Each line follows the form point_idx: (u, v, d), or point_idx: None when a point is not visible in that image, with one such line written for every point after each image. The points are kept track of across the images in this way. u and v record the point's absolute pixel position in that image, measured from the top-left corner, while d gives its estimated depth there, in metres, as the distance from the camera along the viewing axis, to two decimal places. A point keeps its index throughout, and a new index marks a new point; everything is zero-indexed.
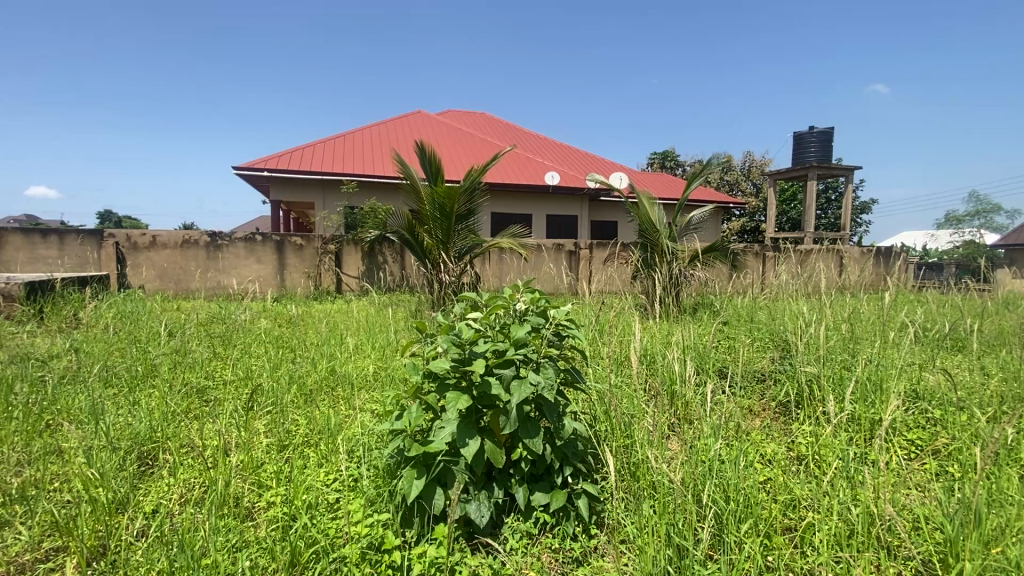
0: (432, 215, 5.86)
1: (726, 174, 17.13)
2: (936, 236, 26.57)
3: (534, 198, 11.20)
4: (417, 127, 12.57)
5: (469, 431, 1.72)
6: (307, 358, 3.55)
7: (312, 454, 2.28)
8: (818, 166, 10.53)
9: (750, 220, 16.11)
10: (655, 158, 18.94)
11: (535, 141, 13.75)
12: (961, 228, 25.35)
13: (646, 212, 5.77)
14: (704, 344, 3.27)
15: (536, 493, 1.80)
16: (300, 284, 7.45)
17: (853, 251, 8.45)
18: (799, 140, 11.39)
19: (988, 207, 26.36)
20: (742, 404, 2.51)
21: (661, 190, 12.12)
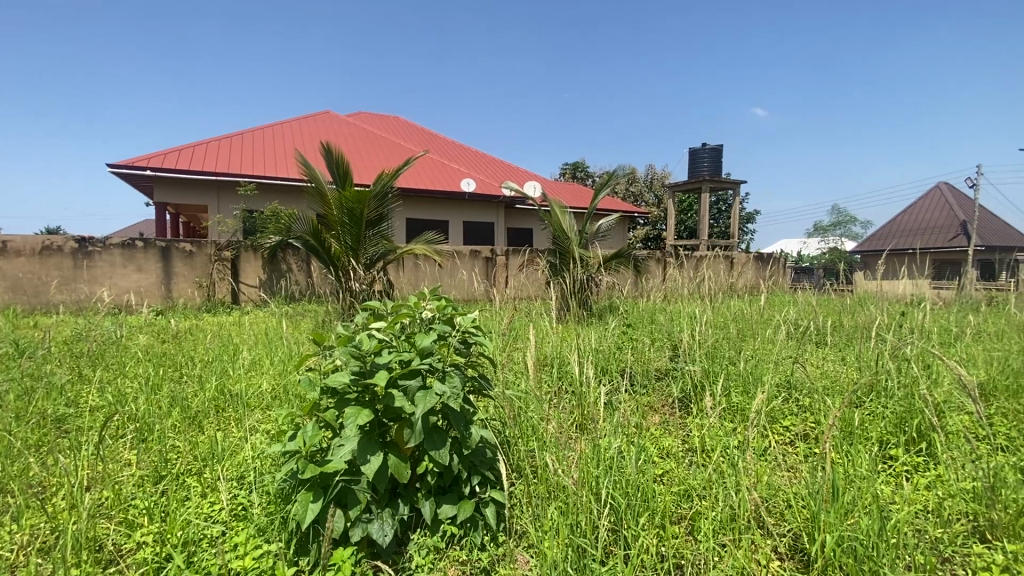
0: (340, 220, 5.61)
1: (631, 186, 18.26)
2: (806, 244, 30.22)
3: (449, 204, 11.13)
4: (325, 127, 12.00)
5: (371, 447, 1.65)
6: (194, 377, 3.23)
7: (194, 484, 2.06)
8: (710, 179, 11.51)
9: (653, 229, 17.27)
10: (568, 169, 19.79)
11: (449, 147, 13.69)
12: (828, 238, 29.00)
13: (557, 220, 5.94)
14: (609, 346, 3.43)
15: (443, 506, 1.77)
16: (189, 295, 6.77)
17: (741, 257, 9.32)
18: (694, 155, 12.39)
19: (846, 219, 30.35)
20: (642, 403, 2.64)
21: (572, 199, 12.59)
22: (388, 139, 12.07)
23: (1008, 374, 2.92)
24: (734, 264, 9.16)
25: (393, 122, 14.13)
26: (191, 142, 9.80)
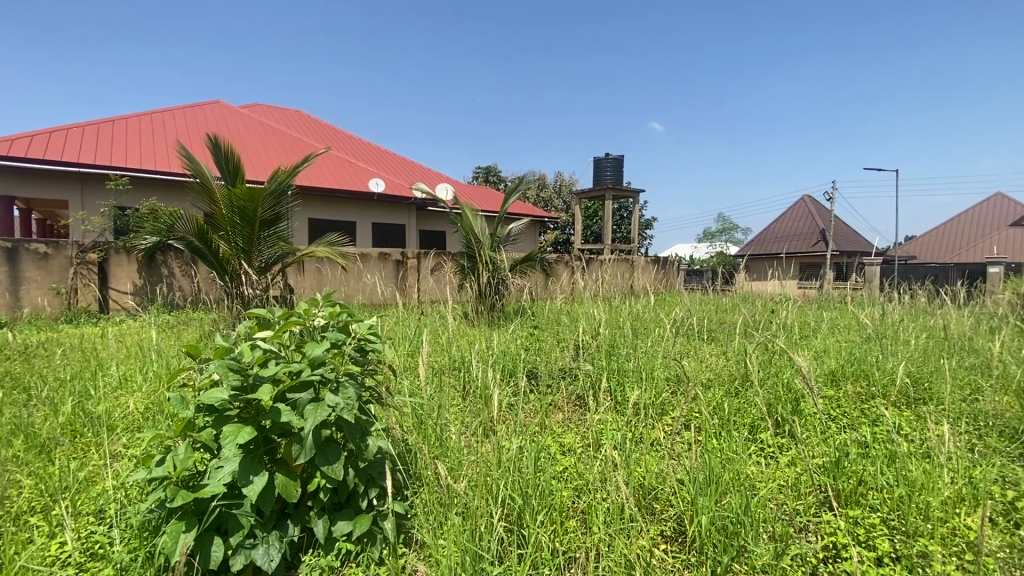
0: (229, 219, 5.16)
1: (540, 192, 18.79)
2: (697, 249, 33.06)
3: (356, 205, 10.70)
4: (214, 118, 11.00)
5: (254, 467, 1.53)
6: (44, 398, 2.79)
7: (37, 524, 1.78)
8: (613, 187, 12.16)
9: (562, 233, 17.91)
10: (479, 173, 19.94)
11: (356, 146, 13.17)
12: (715, 244, 31.94)
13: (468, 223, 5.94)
14: (515, 348, 3.48)
15: (338, 523, 1.68)
16: (42, 303, 5.85)
17: (640, 261, 9.94)
18: (598, 164, 13.02)
19: (730, 226, 33.59)
20: (545, 402, 2.71)
21: (483, 202, 12.67)
22: (287, 134, 11.33)
23: (853, 361, 3.38)
24: (635, 267, 9.75)
25: (293, 116, 13.31)
26: (45, 128, 8.51)
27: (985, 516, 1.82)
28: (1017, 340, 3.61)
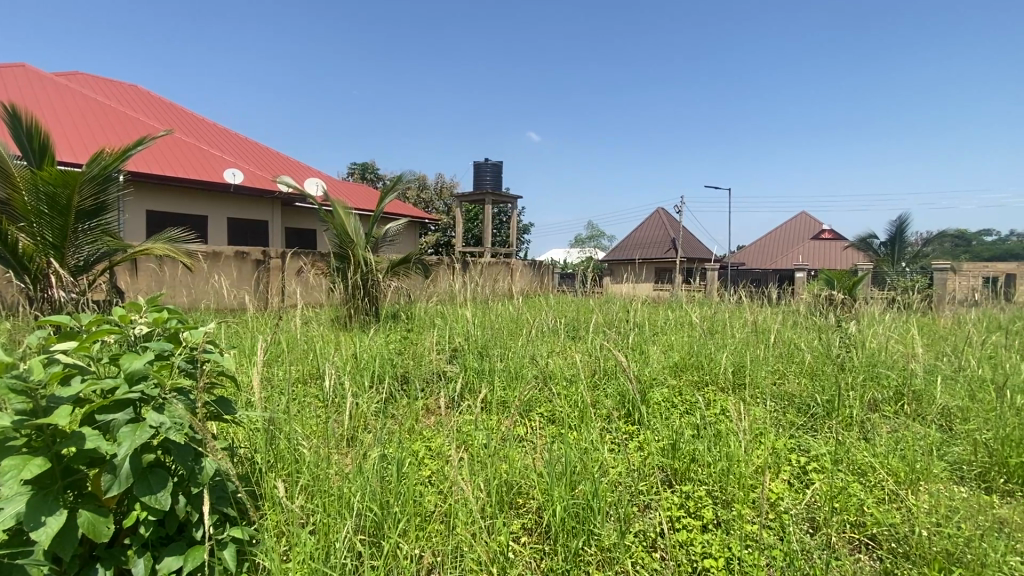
0: (33, 208, 4.28)
1: (420, 192, 18.52)
2: (569, 254, 35.20)
3: (208, 197, 9.55)
4: (16, 84, 9.06)
5: (48, 506, 1.28)
6: None
7: None
8: (492, 193, 12.39)
9: (442, 235, 17.82)
10: (355, 169, 19.08)
11: (209, 131, 11.77)
12: (586, 249, 34.27)
13: (340, 222, 5.62)
14: (386, 350, 3.37)
15: (164, 559, 1.46)
16: None
17: (518, 264, 10.25)
18: (478, 168, 13.17)
19: (598, 232, 36.28)
20: (414, 406, 2.66)
21: (358, 201, 12.11)
22: (119, 110, 9.72)
23: (693, 355, 3.84)
24: (512, 270, 10.02)
25: (128, 91, 11.49)
26: None
27: (783, 479, 2.18)
28: (812, 333, 4.40)
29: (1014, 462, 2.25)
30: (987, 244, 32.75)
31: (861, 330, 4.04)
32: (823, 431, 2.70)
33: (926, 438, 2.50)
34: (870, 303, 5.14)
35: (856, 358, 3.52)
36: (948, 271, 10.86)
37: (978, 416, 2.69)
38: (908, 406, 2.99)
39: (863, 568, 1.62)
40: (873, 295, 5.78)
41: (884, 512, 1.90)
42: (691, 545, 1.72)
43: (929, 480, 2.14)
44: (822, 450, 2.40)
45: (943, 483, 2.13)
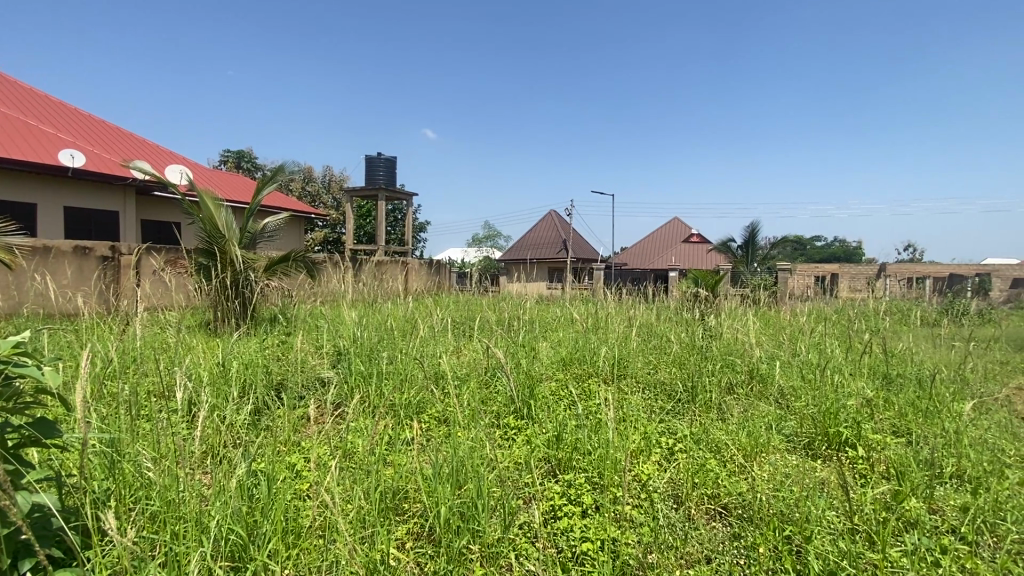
0: None
1: (306, 185, 17.37)
2: (466, 253, 35.36)
3: (37, 182, 8.06)
4: None
5: None
6: None
7: None
8: (385, 188, 11.96)
9: (331, 232, 16.86)
10: (229, 157, 17.35)
11: (39, 103, 9.94)
12: (482, 248, 34.63)
13: (209, 215, 5.06)
14: (262, 356, 3.10)
15: None
16: None
17: (413, 262, 10.02)
18: (370, 162, 12.66)
19: (494, 232, 36.78)
20: (292, 414, 2.48)
21: (232, 192, 11.00)
22: None
23: (578, 349, 4.05)
24: (407, 269, 9.76)
25: None
26: None
27: (653, 460, 2.38)
28: (681, 326, 4.87)
29: (832, 431, 2.67)
30: (818, 248, 38.82)
31: (721, 323, 4.55)
32: (688, 414, 3.00)
33: (768, 415, 2.89)
34: (728, 298, 5.80)
35: (716, 348, 3.96)
36: (788, 271, 12.67)
37: (806, 393, 3.17)
38: (756, 388, 3.43)
39: (717, 534, 1.81)
40: (731, 292, 6.54)
41: (733, 482, 2.15)
42: (570, 532, 1.80)
43: (769, 452, 2.47)
44: (687, 433, 2.66)
45: (779, 453, 2.48)
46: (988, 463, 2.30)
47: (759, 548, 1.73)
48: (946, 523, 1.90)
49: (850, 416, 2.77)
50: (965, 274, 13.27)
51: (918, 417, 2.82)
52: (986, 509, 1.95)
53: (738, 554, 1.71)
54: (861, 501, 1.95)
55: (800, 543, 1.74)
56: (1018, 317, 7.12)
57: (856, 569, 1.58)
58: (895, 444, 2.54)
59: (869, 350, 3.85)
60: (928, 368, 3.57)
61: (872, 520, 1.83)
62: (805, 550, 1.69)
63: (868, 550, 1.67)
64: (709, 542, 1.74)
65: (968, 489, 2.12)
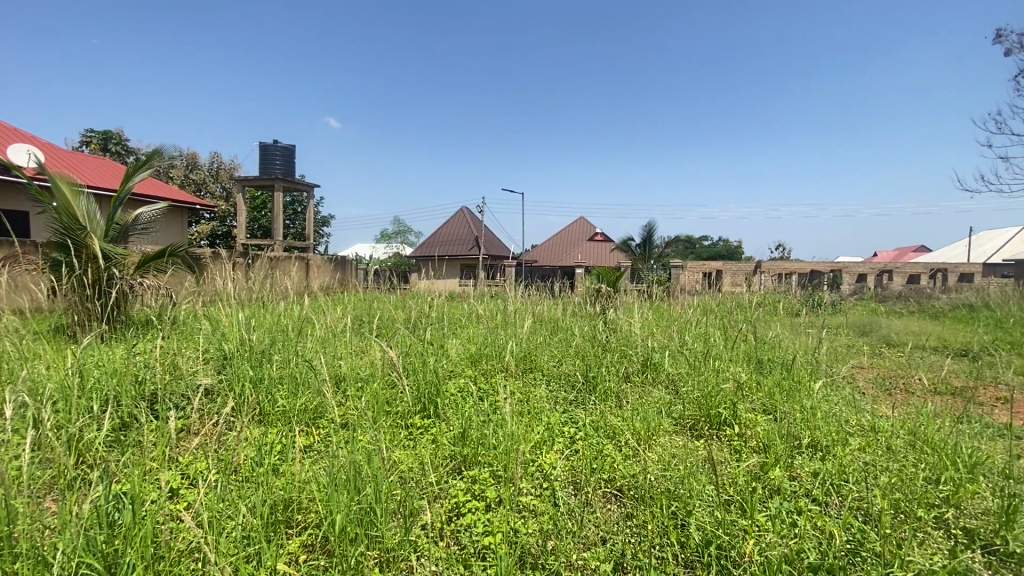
0: None
1: (190, 173, 15.70)
2: (374, 249, 34.13)
3: None
4: None
5: None
6: None
7: None
8: (283, 178, 11.14)
9: (220, 225, 15.40)
10: (93, 137, 15.19)
11: None
12: (391, 244, 33.62)
13: (63, 204, 4.38)
14: (132, 364, 2.75)
15: None
16: None
17: (315, 259, 9.45)
18: (264, 150, 11.73)
19: (404, 227, 35.87)
20: (167, 428, 2.22)
21: (96, 178, 9.64)
22: None
23: (486, 345, 4.07)
24: (308, 266, 9.18)
25: None
26: None
27: (556, 450, 2.45)
28: (585, 320, 5.07)
29: (714, 412, 2.94)
30: (706, 247, 42.56)
31: (620, 317, 4.81)
32: (590, 404, 3.13)
33: (661, 402, 3.10)
34: (628, 293, 6.15)
35: (616, 340, 4.18)
36: (681, 268, 13.73)
37: (693, 379, 3.45)
38: (651, 377, 3.67)
39: (612, 516, 1.92)
40: (631, 287, 6.93)
41: (627, 465, 2.28)
42: (473, 527, 1.80)
43: (660, 435, 2.66)
44: (588, 422, 2.78)
45: (670, 435, 2.67)
46: (835, 432, 2.66)
47: (648, 525, 1.85)
48: (803, 487, 2.16)
49: (728, 398, 3.07)
50: (822, 270, 15.26)
51: (783, 396, 3.19)
52: (832, 473, 2.25)
53: (629, 532, 1.81)
54: (735, 475, 2.16)
55: (683, 516, 1.89)
56: (861, 307, 8.33)
57: (729, 535, 1.75)
58: (765, 421, 2.85)
59: (745, 338, 4.29)
60: (791, 351, 4.06)
61: (744, 491, 2.04)
62: (688, 522, 1.84)
63: (740, 518, 1.86)
64: (604, 525, 1.84)
65: (819, 457, 2.44)
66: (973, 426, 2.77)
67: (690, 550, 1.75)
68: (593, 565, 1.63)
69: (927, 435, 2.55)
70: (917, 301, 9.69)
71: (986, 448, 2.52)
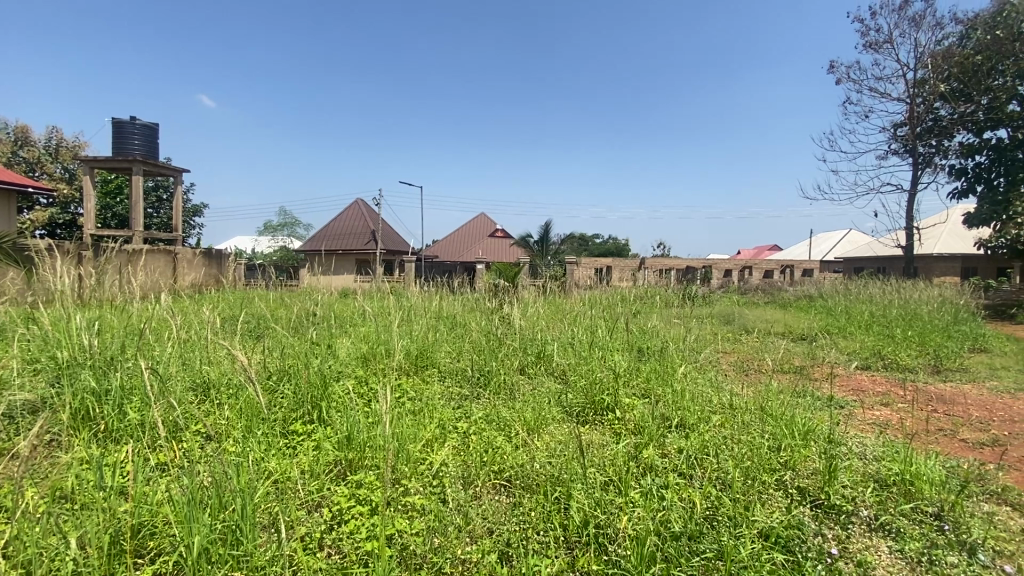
0: None
1: (19, 150, 13.22)
2: (257, 242, 31.41)
3: None
4: None
5: None
6: None
7: None
8: (143, 161, 9.81)
9: (62, 212, 13.17)
10: None
11: None
12: (277, 237, 31.18)
13: None
14: None
15: None
16: None
17: (185, 253, 8.46)
18: (118, 128, 10.22)
19: (292, 220, 33.42)
20: None
21: None
22: None
23: (378, 343, 3.93)
24: (176, 261, 8.19)
25: None
26: None
27: (447, 447, 2.44)
28: (481, 315, 5.11)
29: (598, 399, 3.12)
30: (597, 244, 45.09)
31: (516, 311, 4.92)
32: (483, 399, 3.16)
33: (551, 393, 3.22)
34: (524, 288, 6.33)
35: (510, 335, 4.27)
36: (575, 264, 14.42)
37: (582, 369, 3.64)
38: (543, 369, 3.80)
39: (499, 507, 1.95)
40: (527, 282, 7.13)
41: (515, 456, 2.34)
42: (356, 533, 1.73)
43: (548, 424, 2.75)
44: (479, 416, 2.81)
45: (558, 424, 2.79)
46: (700, 411, 2.97)
47: (533, 513, 1.92)
48: (672, 463, 2.37)
49: (611, 384, 3.28)
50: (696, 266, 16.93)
51: (658, 381, 3.48)
52: (695, 448, 2.50)
53: (515, 522, 1.86)
54: (613, 458, 2.31)
55: (565, 500, 1.98)
56: (727, 300, 9.37)
57: (606, 514, 1.87)
58: (641, 404, 3.08)
59: (628, 328, 4.62)
60: (667, 338, 4.45)
61: (621, 471, 2.19)
62: (569, 505, 1.93)
63: (615, 496, 2.00)
64: (491, 516, 1.87)
65: (686, 434, 2.71)
66: (806, 399, 3.26)
67: (572, 531, 1.84)
68: (477, 557, 1.65)
69: (771, 407, 2.94)
70: (770, 293, 11.14)
71: (815, 417, 2.98)
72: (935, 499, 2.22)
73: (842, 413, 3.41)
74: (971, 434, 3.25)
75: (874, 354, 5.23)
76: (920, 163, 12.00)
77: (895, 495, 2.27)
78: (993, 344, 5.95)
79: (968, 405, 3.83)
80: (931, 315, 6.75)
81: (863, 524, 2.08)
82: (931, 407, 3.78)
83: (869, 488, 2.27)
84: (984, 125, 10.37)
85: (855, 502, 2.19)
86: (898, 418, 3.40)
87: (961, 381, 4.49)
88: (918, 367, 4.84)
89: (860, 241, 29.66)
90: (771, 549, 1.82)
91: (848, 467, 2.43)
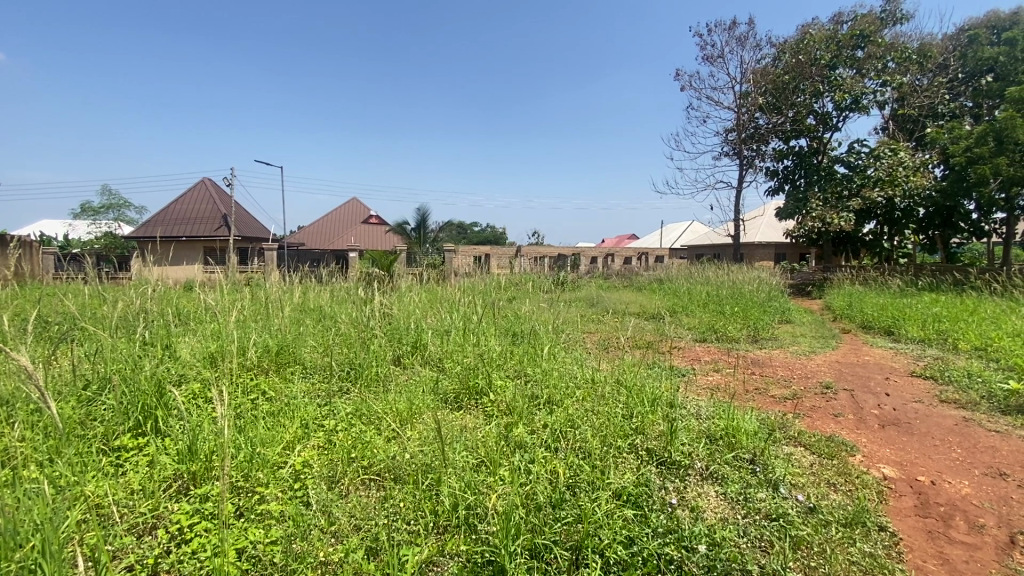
0: None
1: None
2: (71, 227, 26.16)
3: None
4: None
5: None
6: None
7: None
8: None
9: None
10: None
11: None
12: (99, 220, 26.30)
13: None
14: None
15: None
16: None
17: None
18: None
19: (120, 201, 28.43)
20: None
21: None
22: None
23: (231, 338, 3.52)
24: None
25: None
26: None
27: (310, 447, 2.30)
28: (352, 303, 4.86)
29: (472, 383, 3.18)
30: (475, 232, 45.52)
31: (389, 299, 4.77)
32: (352, 393, 3.02)
33: (425, 381, 3.19)
34: (398, 277, 6.16)
35: (380, 324, 4.12)
36: (454, 252, 14.43)
37: (456, 356, 3.65)
38: (418, 358, 3.76)
39: (367, 502, 1.90)
40: (402, 270, 6.96)
41: (383, 450, 2.26)
42: (200, 552, 1.55)
43: (421, 413, 2.72)
44: (348, 412, 2.68)
45: (431, 412, 2.78)
46: (565, 388, 3.17)
47: (403, 504, 1.90)
48: (539, 439, 2.51)
49: (485, 368, 3.36)
50: (567, 253, 17.94)
51: (529, 362, 3.65)
52: (561, 422, 2.67)
53: (385, 515, 1.82)
54: (484, 440, 2.38)
55: (436, 486, 1.99)
56: (593, 284, 10.11)
57: (475, 495, 1.92)
58: (513, 385, 3.20)
59: (502, 314, 4.75)
60: (539, 321, 4.67)
61: (490, 451, 2.26)
62: (440, 491, 1.94)
63: (485, 476, 2.06)
64: (358, 513, 1.81)
65: (552, 411, 2.87)
66: (655, 370, 3.66)
67: (442, 516, 1.86)
68: (341, 558, 1.59)
69: (626, 379, 3.26)
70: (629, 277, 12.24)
71: (662, 385, 3.36)
72: (751, 447, 2.65)
73: (685, 380, 3.89)
74: (778, 390, 3.94)
75: (710, 328, 6.05)
76: (745, 164, 14.01)
77: (722, 446, 2.66)
78: (796, 316, 7.24)
79: (777, 367, 4.63)
80: (752, 294, 7.99)
81: (697, 475, 2.41)
82: (750, 370, 4.50)
83: (702, 444, 2.63)
84: (790, 133, 12.43)
85: (692, 456, 2.53)
86: (726, 382, 3.99)
87: (772, 348, 5.40)
88: (743, 338, 5.71)
89: (701, 231, 33.93)
90: (623, 506, 2.02)
91: (686, 427, 2.79)
